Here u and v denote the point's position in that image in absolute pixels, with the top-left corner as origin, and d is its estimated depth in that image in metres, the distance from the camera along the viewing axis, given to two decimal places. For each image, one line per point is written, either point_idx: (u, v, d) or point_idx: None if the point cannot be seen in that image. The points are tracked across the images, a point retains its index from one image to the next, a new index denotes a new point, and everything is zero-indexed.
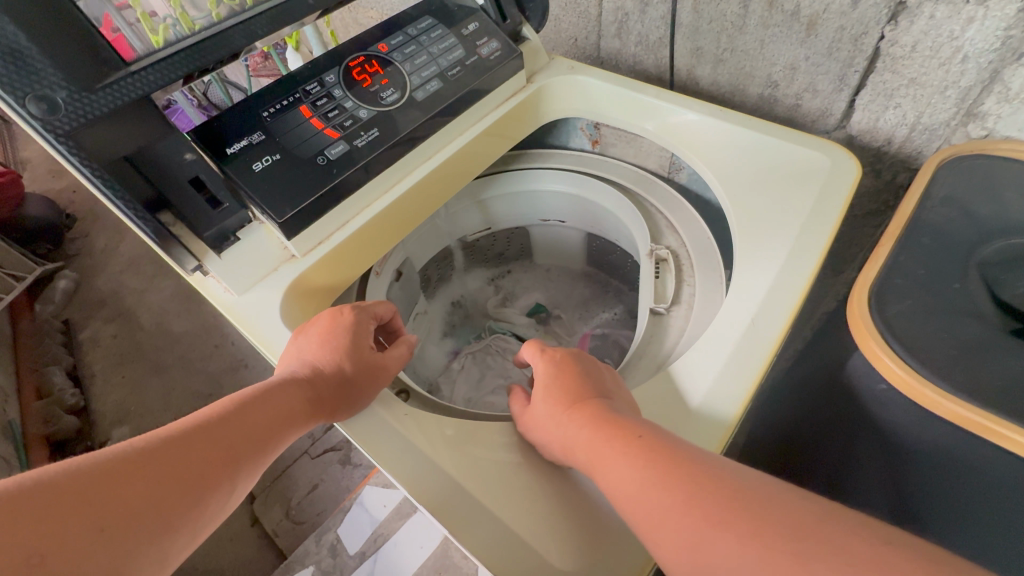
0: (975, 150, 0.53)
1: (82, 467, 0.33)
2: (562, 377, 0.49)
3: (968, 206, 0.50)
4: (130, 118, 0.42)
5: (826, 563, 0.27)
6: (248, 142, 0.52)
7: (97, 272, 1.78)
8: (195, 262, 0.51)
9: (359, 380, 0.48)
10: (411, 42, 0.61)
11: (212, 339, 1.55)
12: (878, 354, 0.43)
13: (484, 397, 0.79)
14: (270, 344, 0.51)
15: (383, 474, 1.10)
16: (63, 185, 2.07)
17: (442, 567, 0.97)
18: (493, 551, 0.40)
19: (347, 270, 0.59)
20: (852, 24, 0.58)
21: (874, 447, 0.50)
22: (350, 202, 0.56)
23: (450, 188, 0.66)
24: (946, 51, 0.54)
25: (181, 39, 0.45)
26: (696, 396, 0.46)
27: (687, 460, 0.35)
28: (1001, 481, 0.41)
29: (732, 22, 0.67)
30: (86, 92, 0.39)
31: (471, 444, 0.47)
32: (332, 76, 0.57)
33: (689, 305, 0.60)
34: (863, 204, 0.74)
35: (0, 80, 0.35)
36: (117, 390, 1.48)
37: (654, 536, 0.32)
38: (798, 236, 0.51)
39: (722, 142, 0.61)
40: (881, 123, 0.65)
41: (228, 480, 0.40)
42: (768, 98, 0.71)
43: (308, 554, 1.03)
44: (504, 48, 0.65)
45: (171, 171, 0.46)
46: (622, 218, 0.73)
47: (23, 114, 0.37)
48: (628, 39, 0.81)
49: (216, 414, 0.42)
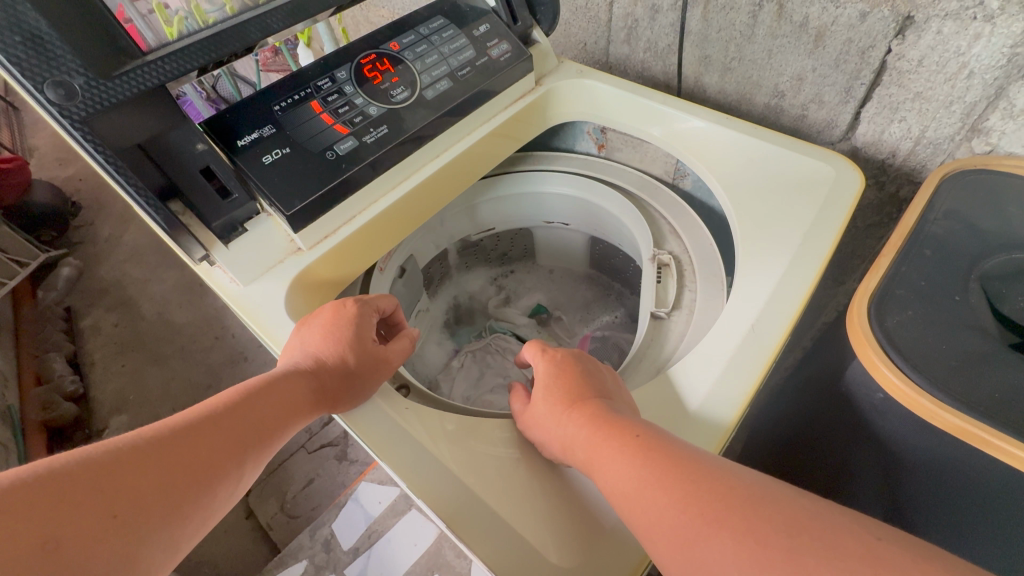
0: (977, 165, 0.54)
1: (93, 455, 0.34)
2: (561, 376, 0.49)
3: (970, 220, 0.50)
4: (146, 107, 0.43)
5: (814, 558, 0.27)
6: (260, 135, 0.52)
7: (99, 260, 1.79)
8: (203, 251, 0.51)
9: (363, 372, 0.49)
10: (422, 41, 0.62)
11: (213, 331, 1.56)
12: (876, 363, 0.43)
13: (483, 395, 0.79)
14: (275, 334, 0.52)
15: (379, 470, 1.10)
16: (69, 173, 2.08)
17: (436, 565, 0.97)
18: (491, 547, 0.40)
19: (352, 264, 0.60)
20: (860, 37, 0.59)
21: (873, 454, 0.50)
22: (358, 197, 0.56)
23: (456, 186, 0.66)
24: (953, 66, 0.55)
25: (196, 32, 0.45)
26: (695, 398, 0.47)
27: (684, 460, 0.35)
28: (999, 492, 0.41)
29: (741, 32, 0.67)
30: (103, 80, 0.40)
31: (472, 440, 0.48)
32: (344, 73, 0.58)
33: (690, 310, 0.61)
34: (865, 216, 0.75)
35: (20, 65, 0.36)
36: (116, 379, 1.48)
37: (651, 533, 0.33)
38: (800, 245, 0.52)
39: (728, 150, 0.62)
40: (885, 136, 0.65)
41: (235, 467, 0.40)
42: (774, 107, 0.72)
43: (302, 549, 1.03)
44: (514, 49, 0.65)
45: (182, 160, 0.46)
46: (625, 221, 0.74)
47: (40, 99, 0.38)
48: (637, 45, 0.82)
49: (222, 405, 0.42)
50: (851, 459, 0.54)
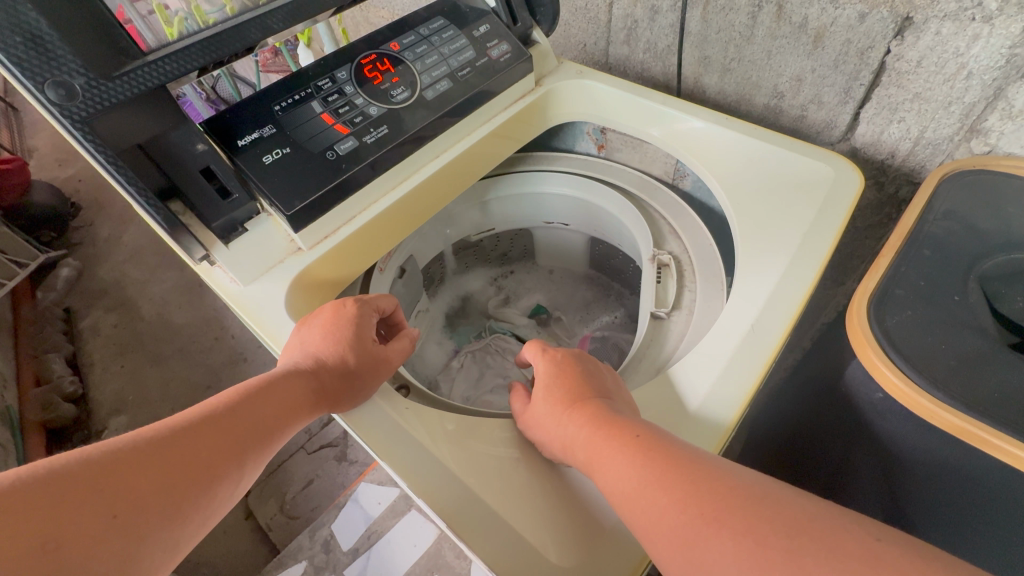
0: (977, 166, 0.54)
1: (93, 456, 0.34)
2: (562, 376, 0.49)
3: (969, 220, 0.50)
4: (146, 108, 0.43)
5: (814, 558, 0.27)
6: (260, 135, 0.52)
7: (99, 261, 1.79)
8: (203, 251, 0.51)
9: (363, 372, 0.49)
10: (422, 42, 0.62)
11: (212, 331, 1.56)
12: (876, 363, 0.43)
13: (483, 395, 0.79)
14: (275, 334, 0.52)
15: (378, 471, 1.10)
16: (69, 173, 2.08)
17: (435, 566, 0.97)
18: (491, 546, 0.40)
19: (352, 264, 0.60)
20: (859, 38, 0.59)
21: (873, 454, 0.50)
22: (358, 197, 0.56)
23: (456, 186, 0.66)
24: (951, 67, 0.55)
25: (197, 32, 0.45)
26: (695, 398, 0.47)
27: (684, 460, 0.35)
28: (998, 492, 0.41)
29: (741, 33, 0.68)
30: (104, 80, 0.40)
31: (472, 440, 0.48)
32: (344, 73, 0.58)
33: (689, 310, 0.61)
34: (864, 216, 0.75)
35: (21, 65, 0.36)
36: (115, 380, 1.48)
37: (651, 533, 0.33)
38: (800, 245, 0.52)
39: (728, 150, 0.62)
40: (884, 136, 0.65)
41: (235, 467, 0.40)
42: (773, 108, 0.72)
43: (301, 549, 1.03)
44: (514, 50, 0.65)
45: (182, 160, 0.46)
46: (625, 221, 0.74)
47: (41, 99, 0.38)
48: (636, 46, 0.82)
49: (222, 405, 0.42)
50: (851, 459, 0.54)
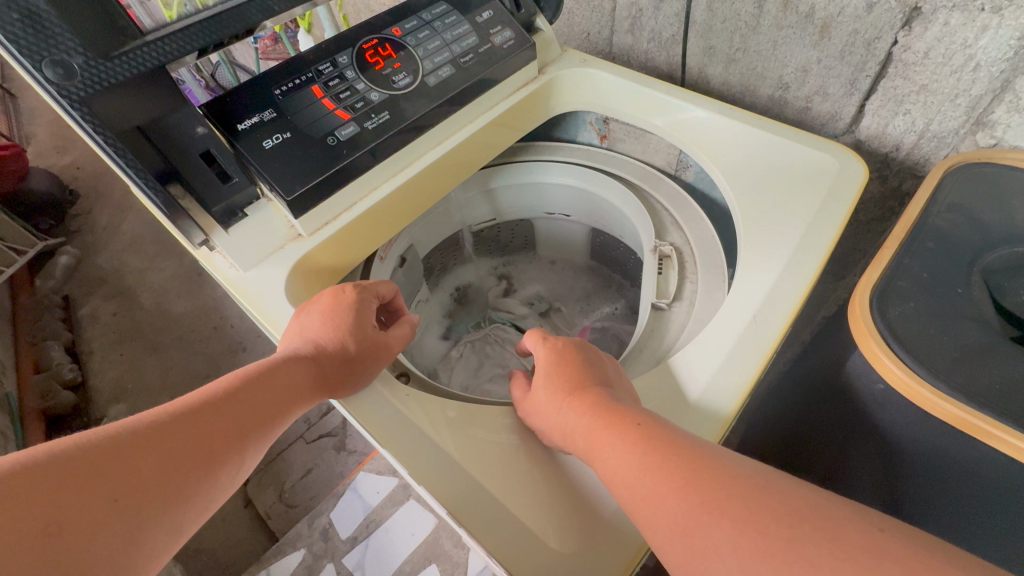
0: (981, 159, 0.53)
1: (93, 440, 0.33)
2: (562, 364, 0.49)
3: (972, 213, 0.50)
4: (146, 89, 0.42)
5: (817, 549, 0.27)
6: (260, 119, 0.52)
7: (98, 249, 1.78)
8: (202, 235, 0.51)
9: (362, 358, 0.49)
10: (424, 27, 0.61)
11: (212, 320, 1.56)
12: (878, 354, 0.43)
13: (481, 384, 0.81)
14: (274, 318, 0.51)
15: (378, 460, 1.11)
16: (67, 161, 2.07)
17: (433, 555, 0.98)
18: (493, 533, 0.40)
19: (352, 251, 0.59)
20: (866, 28, 0.58)
21: (871, 445, 0.51)
22: (359, 184, 0.56)
23: (457, 175, 0.66)
24: (959, 58, 0.54)
25: (196, 14, 0.45)
26: (696, 388, 0.47)
27: (685, 449, 0.35)
28: (997, 483, 0.41)
29: (746, 22, 0.67)
30: (103, 59, 0.39)
31: (473, 427, 0.48)
32: (344, 58, 0.57)
33: (691, 302, 0.61)
34: (867, 210, 0.75)
35: (17, 42, 0.35)
36: (114, 368, 1.48)
37: (651, 519, 0.33)
38: (804, 236, 0.52)
39: (732, 139, 0.61)
40: (890, 129, 0.65)
41: (235, 452, 0.40)
42: (778, 99, 0.72)
43: (300, 537, 1.03)
44: (517, 37, 0.65)
45: (181, 144, 0.46)
46: (628, 211, 0.74)
47: (39, 78, 0.37)
48: (640, 35, 0.81)
49: (221, 391, 0.42)
50: (849, 449, 0.54)
